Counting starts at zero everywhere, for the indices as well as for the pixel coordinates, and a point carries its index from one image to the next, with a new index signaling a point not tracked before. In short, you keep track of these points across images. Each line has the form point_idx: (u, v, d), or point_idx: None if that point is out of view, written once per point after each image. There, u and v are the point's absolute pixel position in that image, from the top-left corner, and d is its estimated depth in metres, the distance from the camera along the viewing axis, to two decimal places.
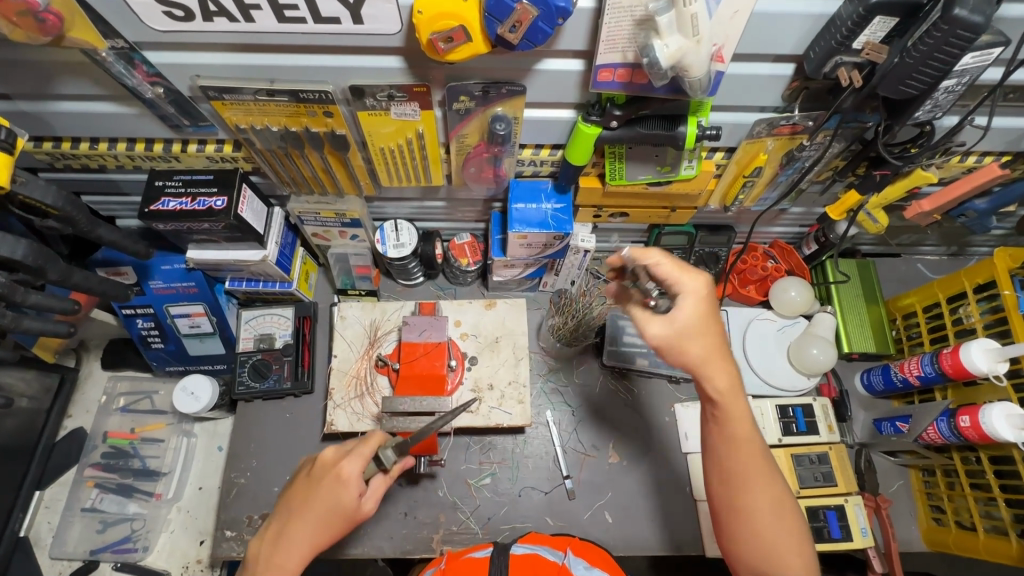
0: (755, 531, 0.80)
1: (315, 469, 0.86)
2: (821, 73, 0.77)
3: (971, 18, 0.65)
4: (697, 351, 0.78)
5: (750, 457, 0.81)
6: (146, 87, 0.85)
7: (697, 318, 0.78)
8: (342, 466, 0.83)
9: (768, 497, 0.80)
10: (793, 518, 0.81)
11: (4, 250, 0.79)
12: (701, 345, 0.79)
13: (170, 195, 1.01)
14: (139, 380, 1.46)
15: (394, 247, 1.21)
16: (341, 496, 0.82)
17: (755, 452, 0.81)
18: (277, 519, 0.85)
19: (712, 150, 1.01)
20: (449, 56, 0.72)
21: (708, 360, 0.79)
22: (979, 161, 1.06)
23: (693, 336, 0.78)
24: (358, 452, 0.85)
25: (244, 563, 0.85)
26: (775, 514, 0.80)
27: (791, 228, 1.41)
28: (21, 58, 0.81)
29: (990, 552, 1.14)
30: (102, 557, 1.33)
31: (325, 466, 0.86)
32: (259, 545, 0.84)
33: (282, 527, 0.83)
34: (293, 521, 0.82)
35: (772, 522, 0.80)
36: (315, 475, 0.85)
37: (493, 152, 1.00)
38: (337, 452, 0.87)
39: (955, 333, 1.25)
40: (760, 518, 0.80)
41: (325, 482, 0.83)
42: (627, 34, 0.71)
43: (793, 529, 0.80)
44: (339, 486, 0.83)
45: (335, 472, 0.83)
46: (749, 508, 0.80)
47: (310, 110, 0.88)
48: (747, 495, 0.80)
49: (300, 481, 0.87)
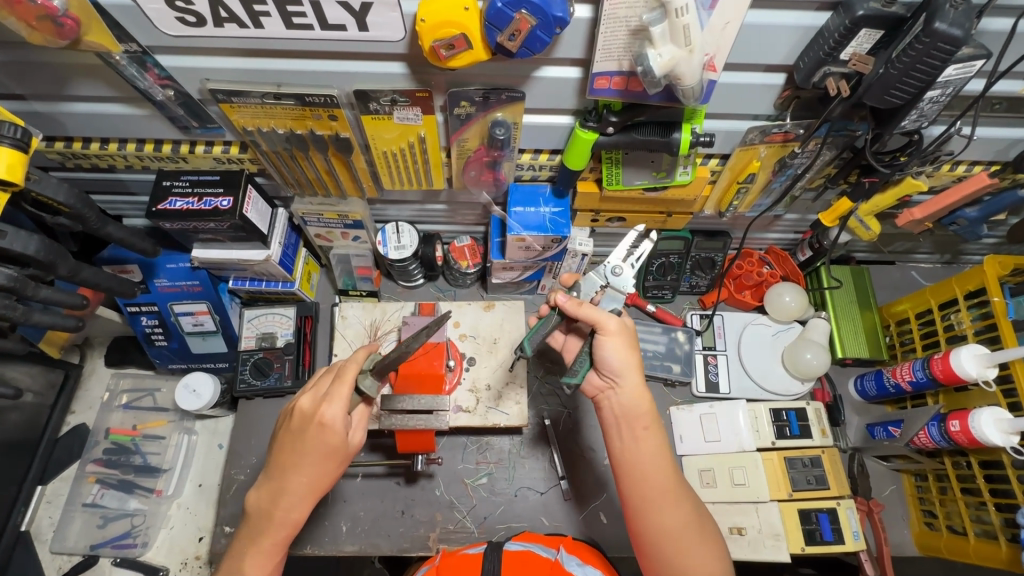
0: (674, 552, 0.83)
1: (296, 419, 0.85)
2: (811, 82, 0.80)
3: (951, 31, 0.68)
4: (614, 359, 0.89)
5: (670, 473, 0.86)
6: (157, 89, 0.87)
7: (623, 333, 0.90)
8: (324, 413, 0.83)
9: (687, 516, 0.84)
10: (711, 537, 0.85)
11: (16, 245, 0.81)
12: (623, 360, 0.89)
13: (177, 195, 1.03)
14: (142, 378, 1.48)
15: (395, 249, 1.23)
16: (332, 441, 0.83)
17: (673, 473, 0.86)
18: (270, 472, 0.86)
19: (707, 157, 1.03)
20: (450, 62, 0.74)
21: (629, 373, 0.89)
22: (968, 170, 1.09)
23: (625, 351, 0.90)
24: (335, 395, 0.84)
25: (247, 511, 0.88)
26: (692, 536, 0.83)
27: (786, 235, 1.43)
28: (37, 59, 0.83)
29: (980, 556, 1.16)
30: (103, 552, 1.34)
31: (306, 415, 0.85)
32: (259, 496, 0.86)
33: (278, 482, 0.84)
34: (290, 474, 0.84)
35: (691, 543, 0.83)
36: (298, 427, 0.84)
37: (492, 157, 1.02)
38: (315, 400, 0.86)
39: (947, 340, 1.26)
40: (681, 538, 0.83)
41: (311, 431, 0.83)
42: (622, 44, 0.74)
43: (712, 551, 0.84)
44: (328, 433, 0.83)
45: (318, 420, 0.83)
46: (669, 528, 0.84)
47: (315, 113, 0.91)
48: (661, 517, 0.84)
49: (285, 432, 0.86)
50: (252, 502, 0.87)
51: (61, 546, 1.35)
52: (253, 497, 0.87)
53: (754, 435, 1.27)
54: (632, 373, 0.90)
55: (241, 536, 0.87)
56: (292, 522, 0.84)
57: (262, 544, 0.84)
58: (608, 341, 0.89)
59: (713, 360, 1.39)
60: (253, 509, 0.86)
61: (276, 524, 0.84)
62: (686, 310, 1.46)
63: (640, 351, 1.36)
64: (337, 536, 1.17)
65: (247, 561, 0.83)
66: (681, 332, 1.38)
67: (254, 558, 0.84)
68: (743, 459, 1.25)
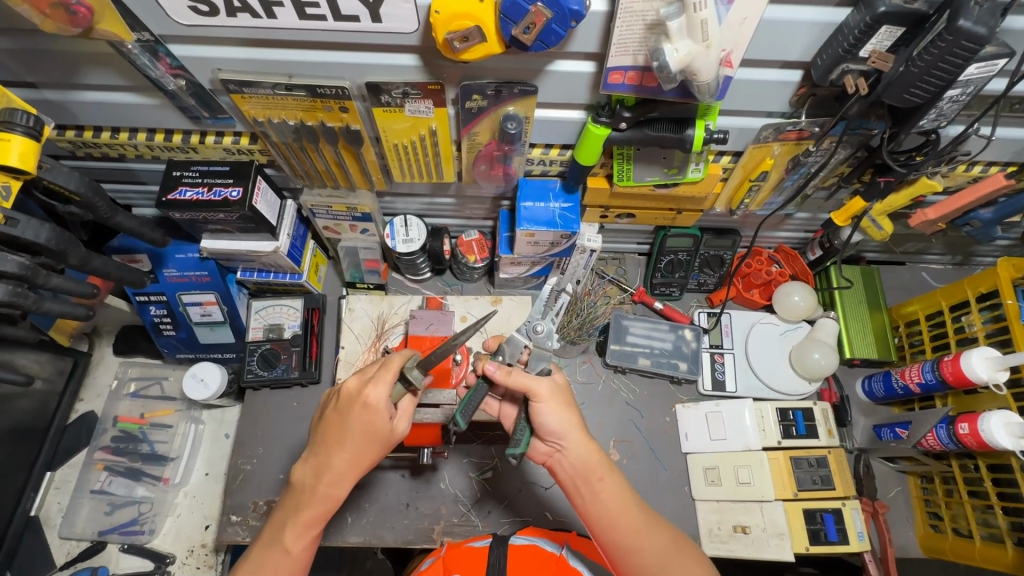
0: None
1: (343, 400, 0.86)
2: (828, 80, 0.79)
3: (976, 29, 0.67)
4: (552, 422, 0.88)
5: (635, 514, 0.87)
6: (169, 79, 0.87)
7: (556, 395, 0.89)
8: (370, 394, 0.83)
9: (667, 543, 0.86)
10: (693, 553, 0.87)
11: (28, 234, 0.81)
12: (562, 421, 0.88)
13: (188, 184, 1.04)
14: (150, 367, 1.49)
15: (403, 242, 1.24)
16: (374, 421, 0.84)
17: (637, 511, 0.87)
18: (315, 447, 0.87)
19: (719, 154, 1.02)
20: (463, 56, 0.74)
21: (570, 429, 0.88)
22: (985, 171, 1.07)
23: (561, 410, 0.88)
24: (381, 377, 0.84)
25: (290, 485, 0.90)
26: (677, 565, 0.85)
27: (796, 234, 1.42)
28: (50, 47, 0.83)
29: (986, 560, 1.15)
30: (110, 539, 1.35)
31: (351, 395, 0.86)
32: (304, 470, 0.88)
33: (323, 457, 0.86)
34: (334, 450, 0.85)
35: (677, 566, 0.85)
36: (344, 406, 0.85)
37: (503, 151, 1.01)
38: (361, 380, 0.87)
39: (957, 342, 1.26)
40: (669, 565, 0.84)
41: (356, 411, 0.84)
42: (638, 38, 0.73)
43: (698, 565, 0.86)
44: (372, 413, 0.83)
45: (363, 401, 0.84)
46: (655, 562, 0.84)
47: (326, 105, 0.90)
48: (644, 560, 0.84)
49: (331, 411, 0.88)
50: (296, 475, 0.88)
51: (70, 531, 1.36)
52: (298, 470, 0.89)
53: (760, 435, 1.27)
54: (574, 430, 0.89)
55: (284, 507, 0.88)
56: (332, 497, 0.86)
57: (303, 516, 0.85)
58: (544, 405, 0.88)
59: (719, 359, 1.39)
60: (297, 482, 0.88)
61: (317, 499, 0.85)
62: (694, 308, 1.46)
63: (646, 348, 1.36)
64: (342, 527, 1.17)
65: (288, 533, 0.85)
66: (687, 330, 1.37)
67: (293, 530, 0.85)
68: (748, 458, 1.25)
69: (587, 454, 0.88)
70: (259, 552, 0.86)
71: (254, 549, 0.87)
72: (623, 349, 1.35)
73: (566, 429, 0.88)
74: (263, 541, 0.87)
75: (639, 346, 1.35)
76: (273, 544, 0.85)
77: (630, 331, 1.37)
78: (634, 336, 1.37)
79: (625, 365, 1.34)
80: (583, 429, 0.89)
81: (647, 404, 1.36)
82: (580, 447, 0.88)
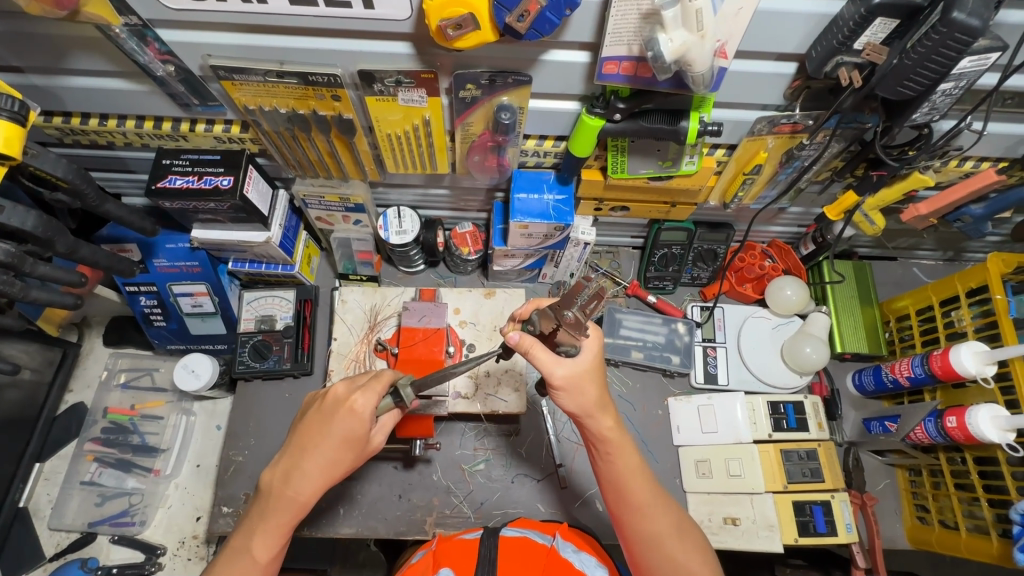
0: (665, 556, 0.86)
1: (327, 403, 0.88)
2: (822, 72, 0.79)
3: (969, 21, 0.67)
4: (574, 403, 0.89)
5: (645, 487, 0.89)
6: (157, 65, 0.86)
7: (574, 379, 0.87)
8: (357, 401, 0.86)
9: (669, 525, 0.88)
10: (696, 540, 0.89)
11: (13, 221, 0.80)
12: (587, 394, 0.88)
13: (177, 173, 1.03)
14: (140, 358, 1.47)
15: (396, 234, 1.23)
16: (355, 430, 0.86)
17: (647, 487, 0.90)
18: (289, 451, 0.88)
19: (713, 147, 1.02)
20: (456, 43, 0.73)
21: (593, 409, 0.89)
22: (976, 167, 1.08)
23: (584, 386, 0.88)
24: (371, 387, 0.87)
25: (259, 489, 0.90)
26: (676, 542, 0.87)
27: (790, 228, 1.42)
28: (35, 31, 0.82)
29: (971, 551, 1.16)
30: (100, 530, 1.34)
31: (337, 399, 0.88)
32: (274, 474, 0.88)
33: (296, 461, 0.87)
34: (309, 455, 0.86)
35: (674, 547, 0.87)
36: (327, 409, 0.87)
37: (497, 142, 1.01)
38: (349, 387, 0.89)
39: (946, 336, 1.27)
40: (665, 543, 0.87)
41: (339, 416, 0.86)
42: (633, 27, 0.73)
43: (701, 558, 0.87)
44: (354, 421, 0.86)
45: (348, 407, 0.86)
46: (654, 536, 0.87)
47: (318, 93, 0.89)
48: (645, 529, 0.88)
49: (312, 414, 0.89)
50: (266, 479, 0.89)
51: (60, 523, 1.36)
52: (269, 474, 0.89)
53: (751, 428, 1.28)
54: (596, 409, 0.89)
55: (253, 511, 0.88)
56: (299, 503, 0.86)
57: (272, 521, 0.85)
58: (565, 391, 0.88)
59: (712, 352, 1.39)
60: (265, 487, 0.88)
61: (285, 504, 0.85)
62: (687, 302, 1.46)
63: (639, 342, 1.36)
64: (335, 519, 1.17)
65: (256, 540, 0.85)
66: (680, 324, 1.38)
67: (262, 536, 0.85)
68: (739, 451, 1.26)
69: (605, 428, 0.89)
70: (224, 559, 0.85)
71: (221, 555, 0.87)
72: (616, 343, 1.35)
73: (592, 402, 0.89)
74: (230, 547, 0.86)
75: (632, 339, 1.36)
76: (241, 550, 0.85)
77: (623, 324, 1.37)
78: (627, 330, 1.37)
79: (618, 358, 1.35)
80: (609, 405, 0.90)
81: (640, 397, 1.36)
82: (602, 417, 0.90)
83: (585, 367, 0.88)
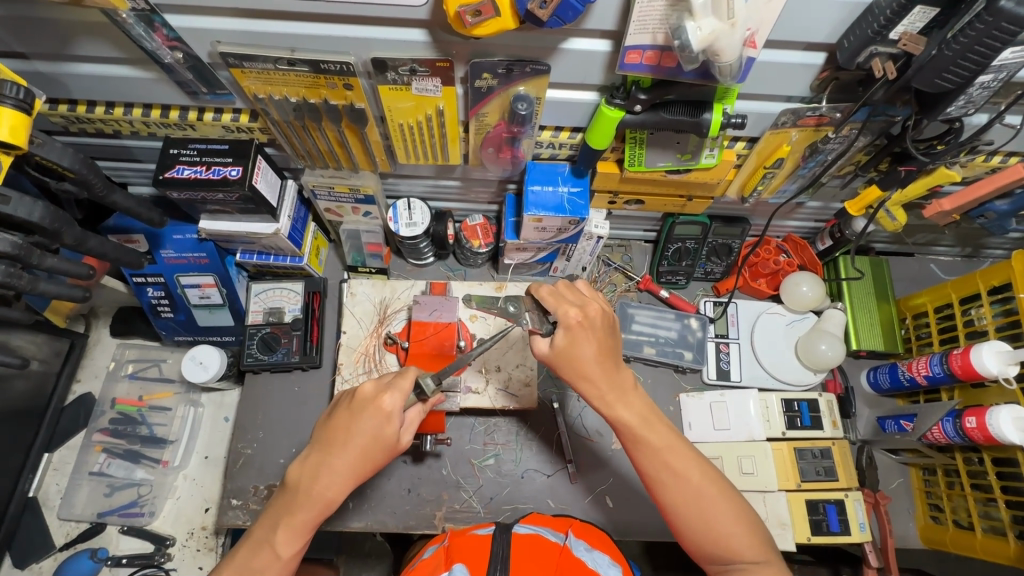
0: (699, 530, 0.84)
1: (355, 401, 0.86)
2: (855, 63, 0.76)
3: (1017, 10, 0.64)
4: (573, 369, 0.86)
5: (653, 461, 0.86)
6: (165, 51, 0.84)
7: (558, 350, 0.86)
8: (386, 400, 0.84)
9: (686, 499, 0.84)
10: (727, 510, 0.84)
11: (20, 212, 0.79)
12: (584, 356, 0.85)
13: (185, 163, 1.01)
14: (148, 349, 1.46)
15: (406, 226, 1.20)
16: (384, 429, 0.84)
17: (657, 461, 0.86)
18: (317, 447, 0.87)
19: (734, 139, 0.99)
20: (475, 31, 0.70)
21: (587, 371, 0.86)
22: (1004, 162, 1.05)
23: (578, 352, 0.85)
24: (399, 386, 0.85)
25: (283, 485, 0.88)
26: (698, 513, 0.84)
27: (806, 223, 1.40)
28: (42, 16, 0.80)
29: (987, 552, 1.15)
30: (109, 520, 1.34)
31: (366, 398, 0.86)
32: (301, 471, 0.86)
33: (324, 459, 0.85)
34: (337, 453, 0.84)
35: (701, 518, 0.84)
36: (357, 407, 0.85)
37: (513, 133, 0.98)
38: (377, 385, 0.87)
39: (965, 335, 1.25)
40: (692, 515, 0.84)
41: (368, 414, 0.84)
42: (660, 15, 0.70)
43: (734, 525, 0.84)
44: (382, 419, 0.84)
45: (377, 405, 0.84)
46: (677, 509, 0.85)
47: (330, 82, 0.87)
48: (668, 503, 0.85)
49: (341, 411, 0.87)
50: (292, 474, 0.87)
51: (69, 512, 1.35)
52: (295, 468, 0.87)
53: (763, 425, 1.26)
54: (594, 372, 0.86)
55: (276, 506, 0.87)
56: (327, 501, 0.84)
57: (296, 519, 0.84)
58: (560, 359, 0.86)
59: (725, 348, 1.37)
60: (290, 483, 0.87)
61: (312, 503, 0.84)
62: (700, 296, 1.43)
63: (652, 337, 1.34)
64: (344, 513, 1.16)
65: (279, 535, 0.84)
66: (693, 319, 1.36)
67: (284, 534, 0.84)
68: (752, 449, 1.24)
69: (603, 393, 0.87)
70: (246, 551, 0.85)
71: (242, 546, 0.87)
72: (630, 337, 1.33)
73: (583, 368, 0.86)
74: (251, 540, 0.86)
75: (645, 334, 1.33)
76: (264, 543, 0.84)
77: (636, 319, 1.35)
78: (641, 325, 1.35)
79: (631, 353, 1.32)
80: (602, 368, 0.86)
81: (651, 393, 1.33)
82: (589, 381, 0.86)
83: (568, 340, 0.86)
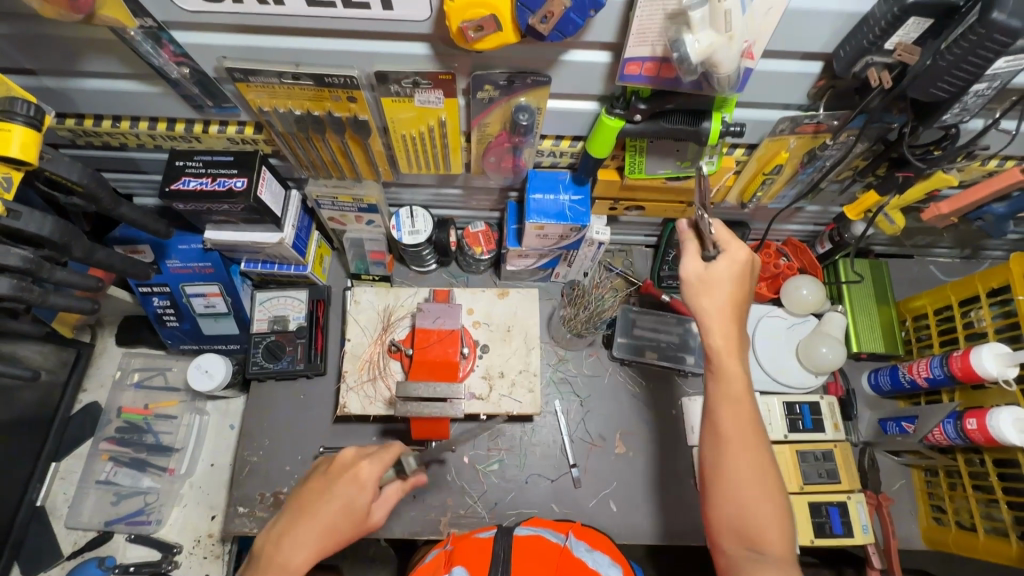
0: (739, 499, 0.80)
1: (332, 467, 0.87)
2: (851, 72, 0.77)
3: (1010, 22, 0.65)
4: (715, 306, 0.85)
5: (733, 418, 0.83)
6: (172, 67, 0.85)
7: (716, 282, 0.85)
8: (363, 467, 0.86)
9: (745, 465, 0.81)
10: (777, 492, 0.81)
11: (31, 227, 0.80)
12: (720, 297, 0.85)
13: (191, 174, 1.02)
14: (153, 358, 1.47)
15: (409, 234, 1.21)
16: (357, 499, 0.84)
17: (738, 420, 0.83)
18: (286, 516, 0.84)
19: (733, 146, 1.01)
20: (477, 45, 0.71)
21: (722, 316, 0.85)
22: (999, 166, 1.06)
23: (720, 286, 0.85)
24: (379, 456, 0.87)
25: (244, 563, 0.83)
26: (754, 481, 0.81)
27: (806, 227, 1.41)
28: (52, 34, 0.81)
29: (990, 554, 1.15)
30: (116, 529, 1.35)
31: (344, 464, 0.87)
32: (267, 538, 0.82)
33: (293, 524, 0.82)
34: (305, 520, 0.82)
35: (747, 489, 0.81)
36: (333, 472, 0.86)
37: (514, 143, 0.99)
38: (357, 452, 0.89)
39: (965, 337, 1.25)
40: (740, 483, 0.81)
41: (342, 481, 0.85)
42: (658, 27, 0.71)
43: (771, 504, 0.80)
44: (357, 487, 0.85)
45: (353, 474, 0.85)
46: (731, 471, 0.81)
47: (334, 94, 0.89)
48: (727, 464, 0.82)
49: (316, 478, 0.87)
50: (257, 544, 0.83)
51: (76, 521, 1.36)
52: (261, 538, 0.83)
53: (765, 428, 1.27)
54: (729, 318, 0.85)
55: None
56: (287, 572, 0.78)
57: None
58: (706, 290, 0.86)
59: None
60: (255, 551, 0.82)
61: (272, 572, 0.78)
62: None
63: (654, 342, 1.33)
64: None
65: None
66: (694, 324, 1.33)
67: None
68: None
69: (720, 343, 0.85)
70: None
71: None
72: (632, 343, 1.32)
73: (721, 311, 0.85)
74: None
75: (647, 339, 1.33)
76: None
77: (638, 324, 1.34)
78: (642, 330, 1.34)
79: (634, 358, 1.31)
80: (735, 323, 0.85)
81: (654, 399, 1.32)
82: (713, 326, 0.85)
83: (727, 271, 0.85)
